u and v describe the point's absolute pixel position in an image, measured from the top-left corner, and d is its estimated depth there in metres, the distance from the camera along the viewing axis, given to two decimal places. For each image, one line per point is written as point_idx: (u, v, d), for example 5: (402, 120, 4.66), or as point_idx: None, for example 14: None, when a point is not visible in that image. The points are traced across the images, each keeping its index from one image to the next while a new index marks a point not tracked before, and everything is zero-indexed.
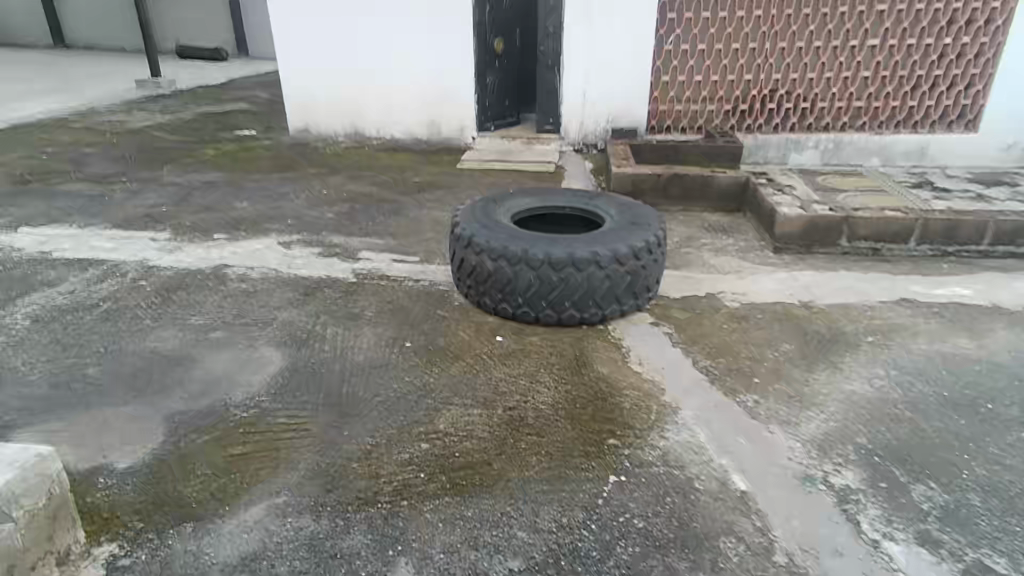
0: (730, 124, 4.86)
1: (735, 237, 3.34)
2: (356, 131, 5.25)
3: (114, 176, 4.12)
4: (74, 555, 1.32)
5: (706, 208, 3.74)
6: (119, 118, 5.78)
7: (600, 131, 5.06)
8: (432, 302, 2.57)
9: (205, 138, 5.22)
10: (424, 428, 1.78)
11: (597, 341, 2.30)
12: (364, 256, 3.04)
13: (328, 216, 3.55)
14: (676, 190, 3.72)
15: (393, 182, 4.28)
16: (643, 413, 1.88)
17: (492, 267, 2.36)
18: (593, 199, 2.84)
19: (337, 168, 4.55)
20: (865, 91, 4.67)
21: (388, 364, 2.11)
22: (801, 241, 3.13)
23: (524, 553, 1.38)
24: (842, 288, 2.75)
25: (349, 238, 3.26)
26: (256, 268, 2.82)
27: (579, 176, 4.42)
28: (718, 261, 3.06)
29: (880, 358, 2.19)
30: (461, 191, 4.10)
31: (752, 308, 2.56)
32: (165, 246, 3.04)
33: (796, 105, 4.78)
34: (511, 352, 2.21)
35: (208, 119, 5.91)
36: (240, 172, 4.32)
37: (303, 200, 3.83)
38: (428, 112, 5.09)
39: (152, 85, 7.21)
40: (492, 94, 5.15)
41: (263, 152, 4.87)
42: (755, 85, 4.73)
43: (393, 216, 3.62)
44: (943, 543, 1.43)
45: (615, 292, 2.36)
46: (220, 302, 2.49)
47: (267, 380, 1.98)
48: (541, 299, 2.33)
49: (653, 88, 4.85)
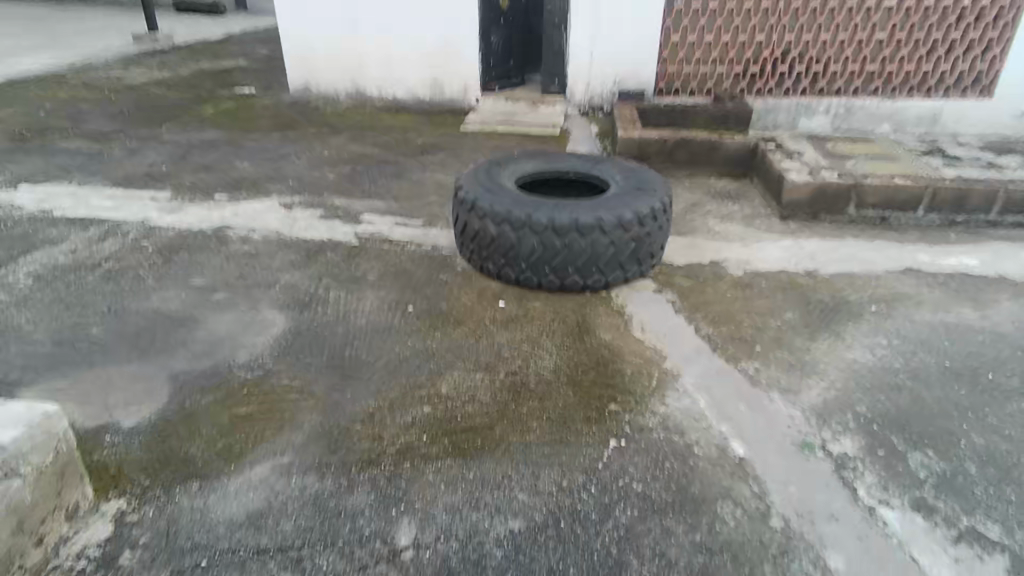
0: (739, 87, 4.76)
1: (741, 204, 3.31)
2: (358, 90, 5.14)
3: (113, 133, 4.07)
4: (82, 511, 1.34)
5: (712, 174, 3.69)
6: (116, 74, 5.68)
7: (606, 93, 4.95)
8: (435, 267, 2.56)
9: (204, 95, 5.13)
10: (427, 391, 1.79)
11: (599, 308, 2.29)
12: (367, 219, 3.02)
13: (329, 178, 3.52)
14: (683, 155, 3.66)
15: (396, 143, 4.22)
16: (644, 380, 1.89)
17: (495, 232, 2.34)
18: (599, 163, 2.80)
19: (338, 128, 4.48)
20: (880, 55, 4.55)
21: (391, 328, 2.11)
22: (808, 208, 3.10)
23: (525, 515, 1.40)
24: (847, 256, 2.73)
25: (351, 200, 3.24)
26: (258, 230, 2.80)
27: (584, 140, 4.35)
28: (723, 228, 3.03)
29: (883, 328, 2.18)
30: (464, 154, 4.05)
31: (756, 277, 2.55)
32: (166, 206, 3.02)
33: (807, 68, 4.66)
34: (513, 318, 2.21)
35: (207, 75, 5.80)
36: (240, 131, 4.26)
37: (304, 161, 3.78)
38: (431, 71, 4.98)
39: (149, 40, 7.05)
40: (496, 53, 5.04)
41: (263, 110, 4.79)
42: (767, 47, 4.60)
43: (396, 178, 3.58)
44: (938, 509, 1.45)
45: (619, 259, 2.34)
46: (222, 263, 2.48)
47: (270, 342, 1.99)
48: (544, 265, 2.32)
49: (662, 49, 4.73)
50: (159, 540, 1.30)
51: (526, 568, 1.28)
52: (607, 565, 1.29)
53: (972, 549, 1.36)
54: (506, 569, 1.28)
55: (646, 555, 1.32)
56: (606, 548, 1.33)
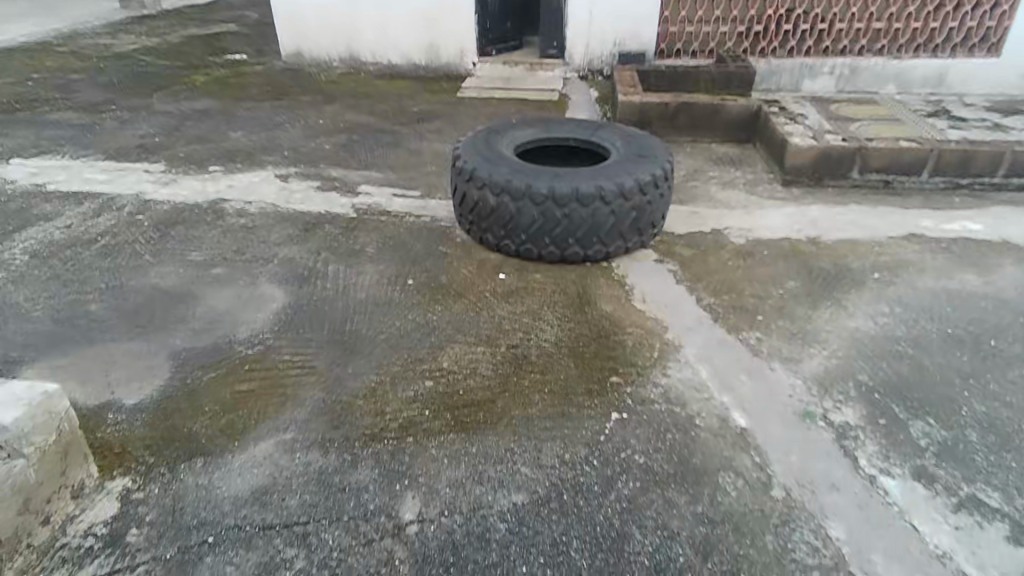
0: (742, 47, 4.66)
1: (743, 170, 3.26)
2: (351, 56, 5.02)
3: (103, 104, 3.98)
4: (88, 489, 1.35)
5: (714, 139, 3.62)
6: (104, 41, 5.54)
7: (605, 56, 4.83)
8: (434, 239, 2.53)
9: (195, 62, 5.00)
10: (428, 365, 1.80)
11: (600, 279, 2.28)
12: (364, 190, 2.98)
13: (325, 148, 3.46)
14: (684, 120, 3.59)
15: (391, 111, 4.14)
16: (645, 351, 1.89)
17: (494, 203, 2.31)
18: (599, 129, 2.74)
19: (333, 96, 4.39)
20: (887, 12, 4.45)
21: (392, 302, 2.10)
22: (811, 174, 3.05)
23: (528, 488, 1.41)
24: (850, 223, 2.70)
25: (347, 170, 3.19)
26: (254, 203, 2.76)
27: (584, 105, 4.26)
28: (725, 195, 3.00)
29: (885, 295, 2.17)
30: (461, 121, 3.97)
31: (758, 245, 2.52)
32: (160, 178, 2.97)
33: (812, 27, 4.55)
34: (514, 290, 2.20)
35: (197, 42, 5.65)
36: (233, 100, 4.17)
37: (299, 131, 3.71)
38: (426, 34, 4.85)
39: (136, 4, 6.85)
40: (493, 15, 4.90)
41: (255, 78, 4.68)
42: (772, 4, 4.49)
43: (392, 148, 3.52)
44: (939, 478, 1.46)
45: (620, 228, 2.32)
46: (219, 237, 2.45)
47: (270, 318, 1.97)
48: (544, 236, 2.29)
49: (663, 8, 4.61)
50: (165, 517, 1.31)
51: (529, 540, 1.30)
52: (610, 537, 1.31)
53: (971, 516, 1.37)
54: (510, 542, 1.29)
55: (648, 527, 1.33)
56: (609, 520, 1.34)
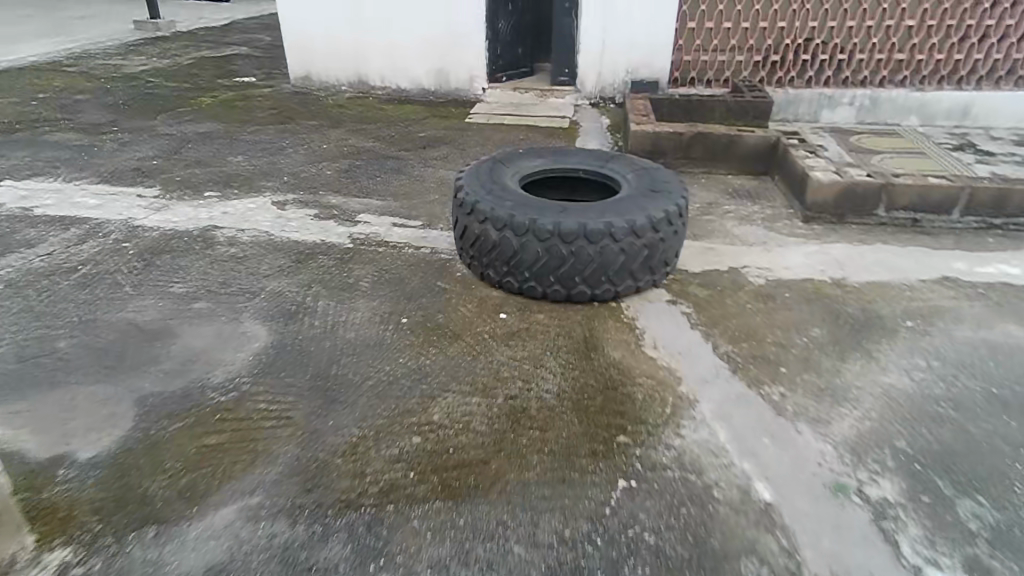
0: (759, 76, 4.55)
1: (761, 204, 3.10)
2: (360, 80, 4.96)
3: (106, 125, 3.92)
4: (21, 564, 1.21)
5: (730, 171, 3.48)
6: (114, 62, 5.52)
7: (618, 84, 4.73)
8: (432, 274, 2.40)
9: (203, 84, 4.96)
10: (417, 418, 1.63)
11: (608, 321, 2.12)
12: (363, 219, 2.85)
13: (327, 174, 3.35)
14: (699, 150, 3.45)
15: (398, 137, 4.04)
16: (657, 406, 1.72)
17: (496, 237, 2.17)
18: (610, 161, 2.61)
19: (339, 120, 4.31)
20: (909, 43, 4.36)
21: (383, 343, 1.95)
22: (834, 210, 2.88)
23: (521, 572, 1.24)
24: (877, 264, 2.53)
25: (347, 198, 3.07)
26: (246, 231, 2.64)
27: (595, 133, 4.14)
28: (742, 231, 2.84)
29: (920, 347, 1.99)
30: (468, 148, 3.86)
31: (779, 286, 2.36)
32: (153, 203, 2.86)
33: (832, 57, 4.46)
34: (515, 333, 2.05)
35: (208, 64, 5.64)
36: (237, 123, 4.10)
37: (301, 155, 3.61)
38: (435, 60, 4.78)
39: (151, 27, 6.89)
40: (504, 41, 4.83)
41: (262, 101, 4.62)
42: (789, 34, 4.42)
43: (396, 175, 3.40)
44: (994, 571, 1.27)
45: (630, 268, 2.16)
46: (206, 268, 2.33)
47: (250, 359, 1.83)
48: (549, 274, 2.14)
49: (678, 37, 4.53)
50: None
51: None
52: None
53: None
54: None
55: None
56: None
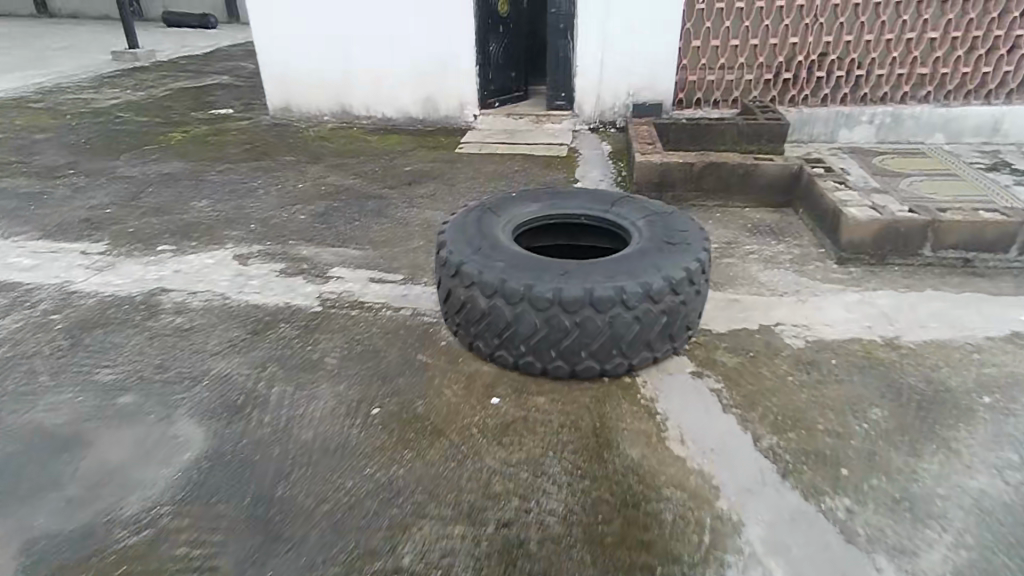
0: (770, 96, 4.24)
1: (787, 243, 2.75)
2: (343, 110, 4.65)
3: (62, 167, 3.60)
4: None
5: (748, 204, 3.13)
6: (85, 95, 5.23)
7: (619, 107, 4.39)
8: (412, 345, 2.04)
9: (175, 118, 4.65)
10: (385, 563, 1.27)
11: (623, 404, 1.76)
12: (336, 274, 2.49)
13: (300, 219, 3.01)
14: (712, 182, 3.10)
15: (381, 172, 3.71)
16: (691, 533, 1.35)
17: (485, 306, 1.82)
18: (616, 204, 2.26)
19: (319, 155, 3.99)
20: (931, 56, 4.04)
21: (346, 445, 1.59)
22: (872, 250, 2.53)
23: None
24: (932, 316, 2.17)
25: (319, 247, 2.72)
26: (198, 293, 2.29)
27: (595, 162, 3.80)
28: (768, 277, 2.49)
29: (1006, 435, 1.62)
30: (458, 183, 3.53)
31: (822, 349, 2.00)
32: (96, 262, 2.52)
33: (848, 73, 4.14)
34: (510, 424, 1.68)
35: (184, 95, 5.34)
36: (207, 161, 3.77)
37: (273, 197, 3.27)
38: (422, 87, 4.47)
39: (128, 57, 6.60)
40: (497, 65, 4.52)
41: (238, 135, 4.31)
42: (801, 50, 4.10)
43: (377, 218, 3.06)
44: None
45: (646, 337, 1.81)
46: (143, 344, 1.98)
47: (177, 478, 1.47)
48: (549, 348, 1.79)
49: (682, 56, 4.22)
50: None
51: None
52: None
53: None
54: None
55: None
56: None
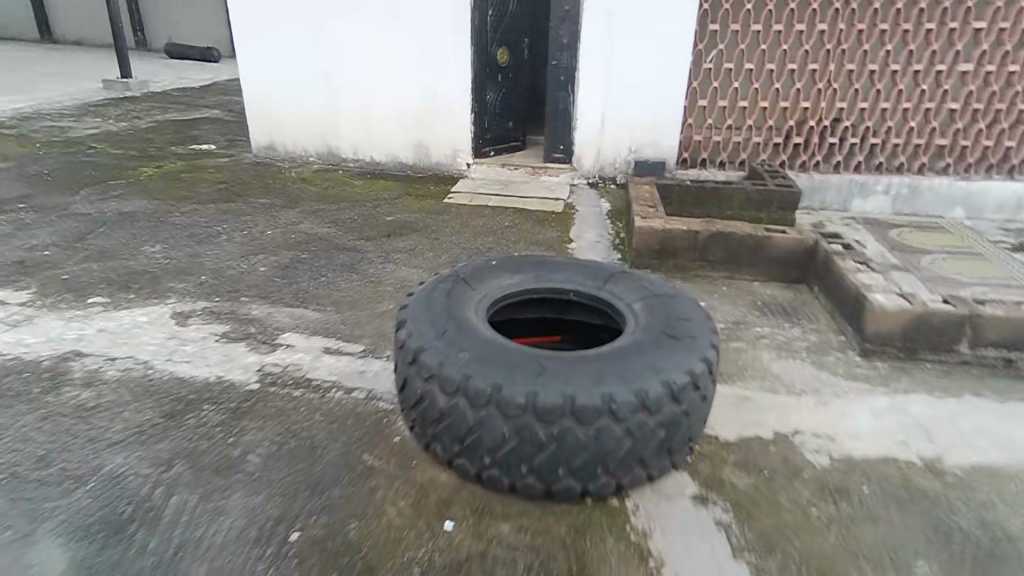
0: (780, 159, 4.01)
1: (803, 327, 2.44)
2: (330, 151, 4.40)
3: (13, 202, 3.34)
4: None
5: (757, 278, 2.83)
6: (63, 124, 5.03)
7: (619, 162, 4.14)
8: (359, 439, 1.70)
9: (152, 151, 4.41)
10: None
11: (608, 539, 1.42)
12: (286, 340, 2.16)
13: (259, 270, 2.69)
14: (718, 252, 2.82)
15: (361, 220, 3.40)
16: None
17: (445, 405, 1.49)
18: (609, 280, 1.97)
19: (297, 197, 3.72)
20: (952, 127, 3.81)
21: None
22: (900, 343, 2.23)
23: None
24: (977, 432, 1.85)
25: (273, 306, 2.39)
26: (117, 360, 1.98)
27: (592, 220, 3.52)
28: (783, 368, 2.16)
29: None
30: (441, 236, 3.23)
31: (849, 471, 1.67)
32: (12, 315, 2.21)
33: (863, 141, 3.91)
34: (462, 563, 1.34)
35: (168, 128, 5.13)
36: (173, 200, 3.49)
37: (235, 244, 2.97)
38: (414, 132, 4.23)
39: (120, 87, 6.47)
40: (493, 115, 4.28)
41: (214, 172, 4.06)
42: (814, 114, 3.89)
43: (346, 274, 2.73)
44: None
45: (640, 454, 1.47)
46: (30, 429, 1.66)
47: None
48: (520, 463, 1.45)
49: (687, 114, 3.99)
50: None
51: None
52: None
53: None
54: None
55: None
56: None
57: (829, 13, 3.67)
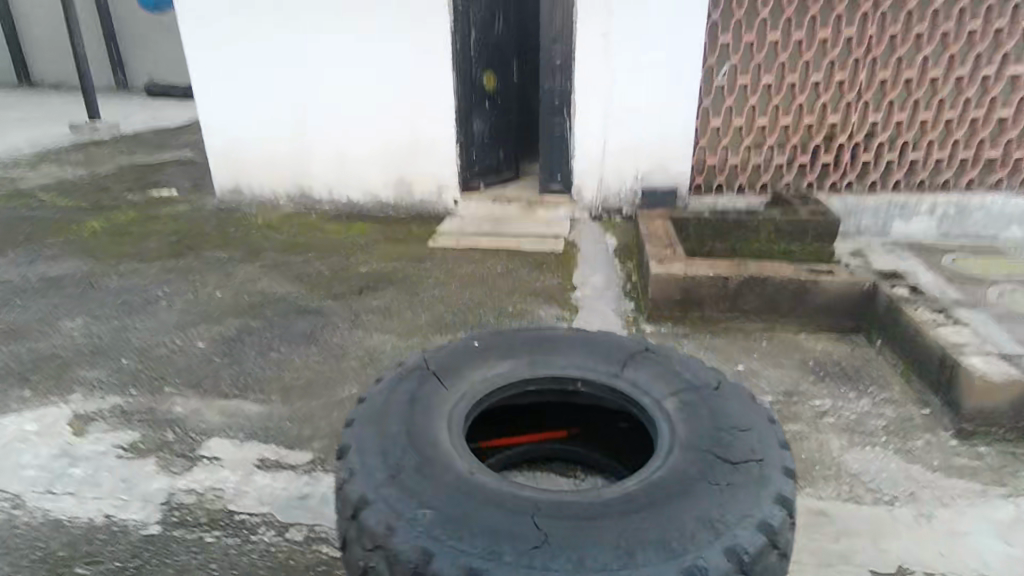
0: (807, 181, 3.53)
1: (873, 399, 1.93)
2: (301, 192, 3.93)
3: None
4: None
5: (803, 330, 2.33)
6: (14, 175, 4.64)
7: (625, 192, 3.64)
8: None
9: (104, 201, 3.98)
10: None
11: None
12: (210, 451, 1.66)
13: (196, 347, 2.21)
14: (753, 300, 2.33)
15: (329, 273, 2.91)
16: None
17: None
18: (630, 363, 1.48)
19: (259, 248, 3.25)
20: (1002, 137, 3.35)
21: None
22: (1009, 422, 1.74)
23: None
24: None
25: (203, 399, 1.90)
26: None
27: (597, 260, 3.03)
28: (861, 463, 1.65)
29: None
30: (423, 290, 2.74)
31: None
32: None
33: (901, 156, 3.45)
34: None
35: (129, 173, 4.72)
36: (113, 259, 3.04)
37: (174, 312, 2.49)
38: (392, 167, 3.78)
39: (88, 130, 6.11)
40: (482, 144, 3.83)
41: (167, 222, 3.61)
42: (844, 129, 3.42)
43: (303, 346, 2.23)
44: None
45: None
46: None
47: None
48: None
49: (700, 136, 3.53)
50: None
51: None
52: None
53: None
54: None
55: None
56: None
57: (857, 16, 3.23)
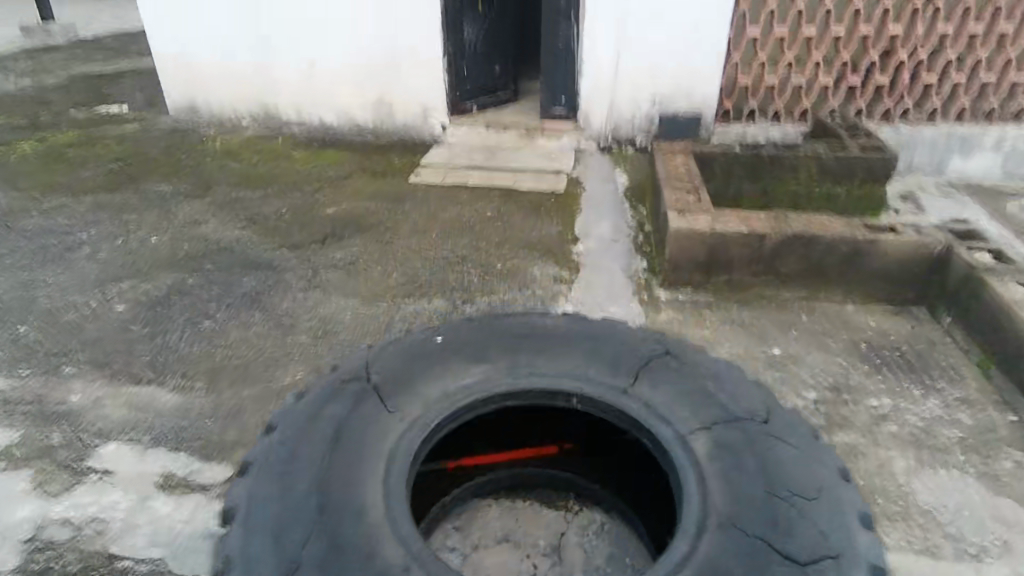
0: (856, 106, 2.99)
1: (943, 397, 1.55)
2: (265, 112, 3.40)
3: None
4: None
5: (852, 300, 1.91)
6: None
7: (639, 119, 3.08)
8: None
9: (41, 117, 3.48)
10: None
11: None
12: (105, 463, 1.32)
13: (112, 312, 1.82)
14: (794, 263, 1.89)
15: (288, 214, 2.48)
16: None
17: None
18: (645, 373, 1.09)
19: (212, 180, 2.79)
20: None
21: None
22: None
23: None
24: None
25: (109, 386, 1.53)
26: None
27: (605, 204, 2.58)
28: (934, 493, 1.29)
29: None
30: (397, 238, 2.31)
31: None
32: None
33: (970, 78, 2.89)
34: None
35: (76, 85, 4.16)
36: (39, 191, 2.60)
37: (96, 263, 2.09)
38: (368, 82, 3.23)
39: (41, 33, 5.45)
40: (473, 57, 3.25)
41: (109, 145, 3.13)
42: (907, 42, 2.84)
43: (244, 311, 1.84)
44: None
45: None
46: None
47: None
48: None
49: (732, 48, 2.94)
50: None
51: None
52: None
53: None
54: None
55: None
56: None
57: None
